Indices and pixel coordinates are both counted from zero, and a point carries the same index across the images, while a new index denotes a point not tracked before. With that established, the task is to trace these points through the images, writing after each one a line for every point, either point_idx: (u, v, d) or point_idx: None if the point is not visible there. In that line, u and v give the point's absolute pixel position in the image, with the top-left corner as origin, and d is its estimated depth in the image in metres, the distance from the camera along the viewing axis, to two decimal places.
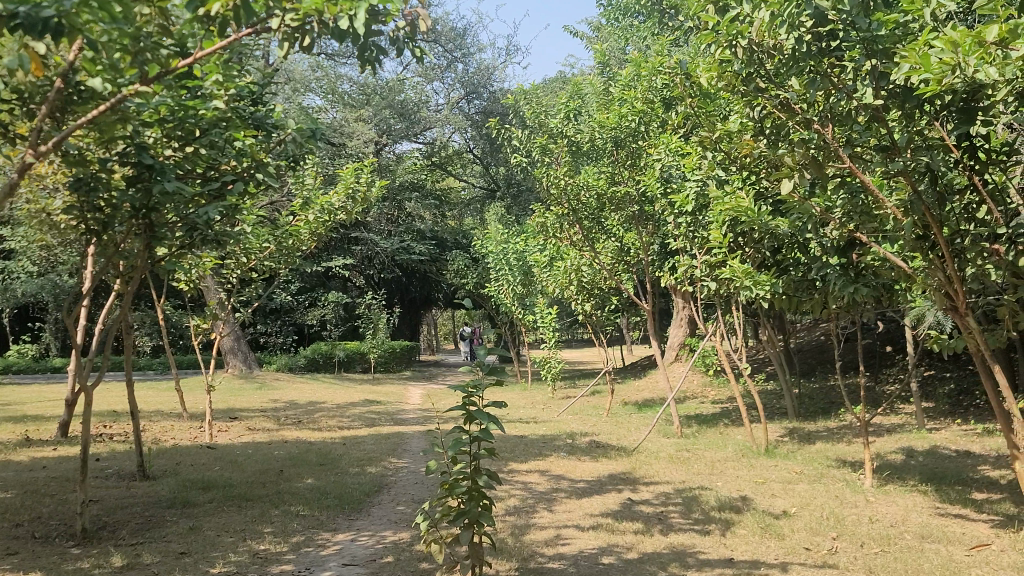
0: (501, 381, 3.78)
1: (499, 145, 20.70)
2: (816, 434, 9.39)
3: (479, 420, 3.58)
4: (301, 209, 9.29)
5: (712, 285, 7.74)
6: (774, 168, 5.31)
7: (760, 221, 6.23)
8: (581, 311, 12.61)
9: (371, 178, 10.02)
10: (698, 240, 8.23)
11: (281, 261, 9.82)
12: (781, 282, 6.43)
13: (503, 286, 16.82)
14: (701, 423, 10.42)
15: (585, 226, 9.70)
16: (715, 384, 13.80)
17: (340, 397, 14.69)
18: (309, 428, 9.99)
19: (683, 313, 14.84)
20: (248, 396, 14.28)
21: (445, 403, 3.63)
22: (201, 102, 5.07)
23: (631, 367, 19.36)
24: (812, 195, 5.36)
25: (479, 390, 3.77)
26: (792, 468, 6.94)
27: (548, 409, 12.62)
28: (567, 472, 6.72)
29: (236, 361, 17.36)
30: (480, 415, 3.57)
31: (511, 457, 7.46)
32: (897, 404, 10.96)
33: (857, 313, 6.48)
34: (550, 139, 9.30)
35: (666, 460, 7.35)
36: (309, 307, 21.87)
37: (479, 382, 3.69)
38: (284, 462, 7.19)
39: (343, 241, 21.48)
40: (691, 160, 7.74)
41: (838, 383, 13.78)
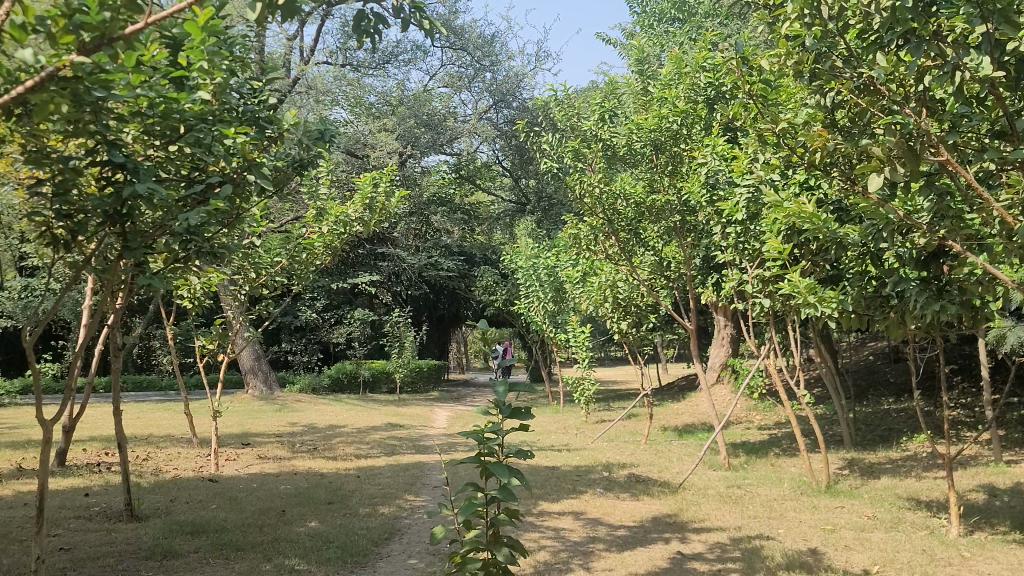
0: (524, 422, 3.05)
1: (529, 157, 20.03)
2: (879, 466, 8.50)
3: (498, 475, 2.84)
4: (314, 220, 8.68)
5: (766, 302, 6.95)
6: (850, 164, 4.51)
7: (827, 230, 5.43)
8: (616, 330, 11.84)
9: (391, 188, 9.36)
10: (748, 252, 7.45)
11: (294, 277, 9.17)
12: (849, 298, 5.62)
13: (533, 304, 16.12)
14: (750, 453, 9.58)
15: (622, 239, 8.90)
16: (760, 409, 12.93)
17: (363, 420, 13.97)
18: (325, 456, 9.28)
19: (725, 332, 14.01)
20: (266, 419, 13.62)
21: (453, 457, 2.93)
22: (187, 94, 4.42)
23: (668, 389, 18.50)
24: (891, 196, 4.59)
25: (498, 434, 3.03)
26: (863, 511, 6.08)
27: (582, 435, 11.82)
28: (605, 515, 5.91)
29: (256, 382, 16.72)
30: (493, 467, 2.87)
31: (541, 494, 6.68)
32: (963, 433, 10.04)
33: (938, 334, 5.65)
34: (582, 143, 8.53)
35: (716, 501, 6.51)
36: (335, 325, 21.25)
37: (492, 429, 2.99)
38: (289, 499, 6.46)
39: (370, 257, 20.93)
40: (742, 164, 7.01)
41: (893, 408, 12.84)
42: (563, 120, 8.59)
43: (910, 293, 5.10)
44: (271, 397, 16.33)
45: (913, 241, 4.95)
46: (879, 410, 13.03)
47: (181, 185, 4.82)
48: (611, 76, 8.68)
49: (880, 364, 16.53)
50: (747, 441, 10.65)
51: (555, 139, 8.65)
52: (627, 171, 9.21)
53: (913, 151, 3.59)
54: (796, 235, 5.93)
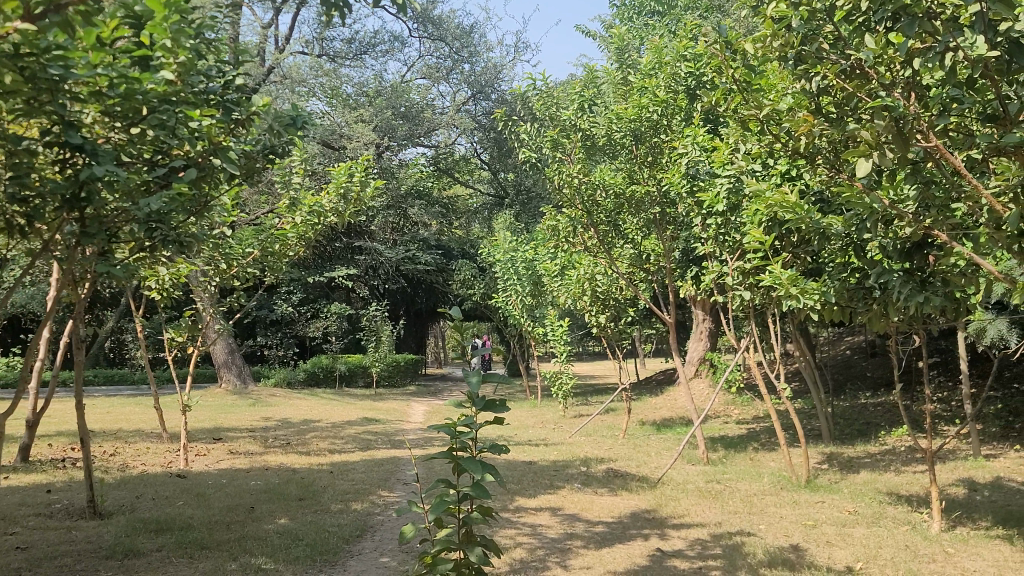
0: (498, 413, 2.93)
1: (508, 150, 19.86)
2: (858, 461, 8.45)
3: (471, 470, 2.71)
4: (286, 210, 8.47)
5: (746, 295, 6.84)
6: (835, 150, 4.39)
7: (809, 221, 5.32)
8: (595, 324, 11.73)
9: (365, 178, 9.17)
10: (729, 244, 7.34)
11: (266, 268, 8.97)
12: (831, 290, 5.52)
13: (511, 297, 16.00)
14: (729, 447, 9.50)
15: (601, 232, 8.76)
16: (738, 403, 12.87)
17: (337, 414, 13.77)
18: (298, 451, 9.09)
19: (703, 326, 13.92)
20: (239, 413, 13.40)
21: (424, 453, 2.80)
22: (150, 74, 4.21)
23: (646, 383, 18.46)
24: (876, 184, 4.49)
25: (471, 426, 2.91)
26: (844, 506, 6.00)
27: (560, 429, 11.72)
28: (583, 510, 5.79)
29: (230, 376, 16.44)
30: (464, 462, 2.75)
31: (518, 489, 6.55)
32: (941, 427, 10.03)
33: (920, 327, 5.56)
34: (561, 133, 8.36)
35: (695, 496, 6.41)
36: (311, 319, 20.99)
37: (465, 423, 2.86)
38: (259, 496, 6.28)
39: (347, 250, 20.69)
40: (723, 155, 6.90)
41: (871, 403, 12.84)
42: (541, 110, 8.43)
43: (893, 284, 5.01)
44: (245, 391, 16.08)
45: (897, 232, 4.85)
46: (856, 405, 13.03)
47: (144, 169, 4.63)
48: (590, 65, 8.53)
49: (858, 359, 16.56)
50: (725, 435, 10.59)
51: (533, 128, 8.48)
52: (606, 163, 9.08)
53: (904, 137, 3.48)
54: (778, 225, 5.82)
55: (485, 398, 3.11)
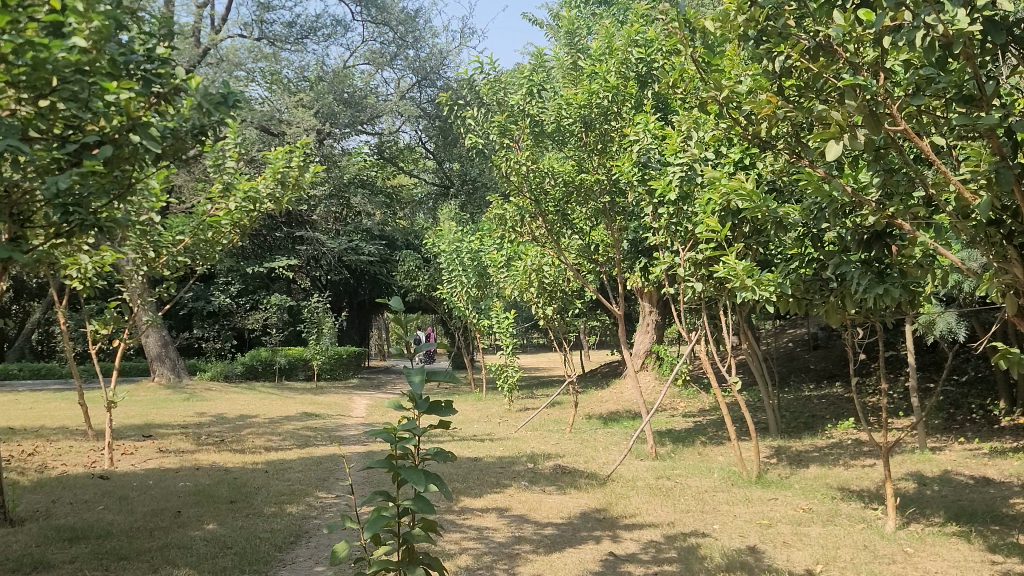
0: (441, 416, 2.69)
1: (453, 138, 19.47)
2: (806, 454, 8.37)
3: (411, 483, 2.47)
4: (219, 195, 8.01)
5: (698, 286, 6.68)
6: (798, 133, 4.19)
7: (767, 210, 5.15)
8: (542, 316, 11.50)
9: (304, 163, 8.78)
10: (681, 234, 7.15)
11: (198, 257, 8.51)
12: (788, 282, 5.35)
13: (455, 289, 15.71)
14: (677, 442, 9.35)
15: (550, 221, 8.49)
16: (685, 396, 12.78)
17: (276, 409, 13.33)
18: (232, 449, 8.67)
19: (650, 318, 13.81)
20: (171, 409, 12.88)
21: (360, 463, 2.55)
22: (60, 40, 3.79)
23: (591, 376, 18.35)
24: (837, 172, 4.34)
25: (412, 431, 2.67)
26: (798, 504, 5.85)
27: (506, 423, 11.47)
28: (531, 511, 5.54)
29: (163, 369, 15.80)
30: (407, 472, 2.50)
31: (463, 489, 6.27)
32: (885, 420, 10.03)
33: (877, 320, 5.43)
34: (509, 118, 8.04)
35: (646, 493, 6.22)
36: (250, 310, 20.39)
37: (407, 429, 2.61)
38: (188, 498, 5.91)
39: (288, 240, 20.13)
40: (675, 143, 6.73)
41: (816, 396, 12.86)
42: (488, 94, 8.11)
43: (853, 275, 4.88)
44: (179, 385, 15.49)
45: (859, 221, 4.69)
46: (801, 397, 13.05)
47: (55, 145, 4.23)
48: (539, 49, 8.24)
49: (802, 352, 16.63)
50: (673, 429, 10.46)
51: (480, 113, 8.16)
52: (554, 150, 8.83)
53: (877, 118, 3.32)
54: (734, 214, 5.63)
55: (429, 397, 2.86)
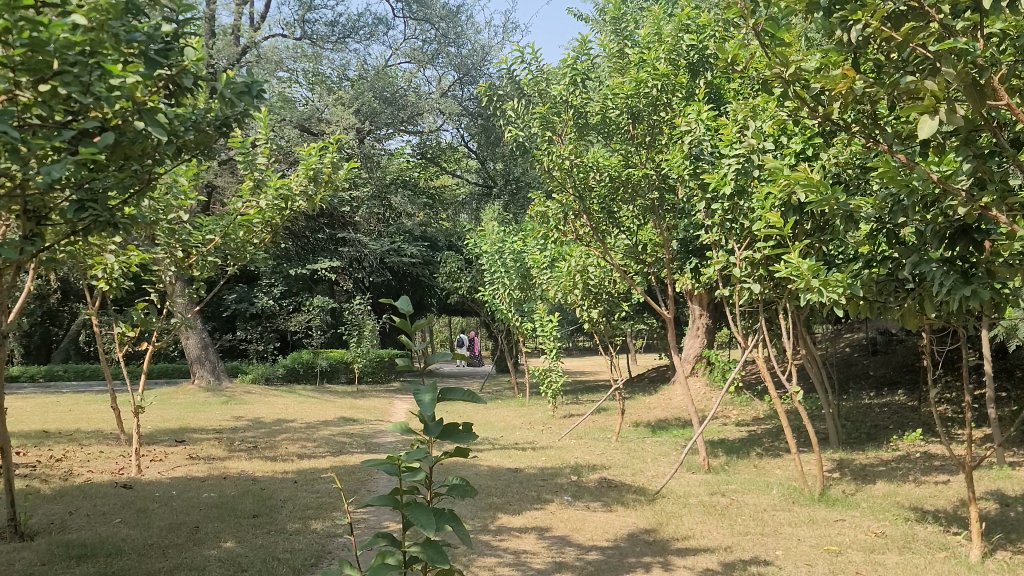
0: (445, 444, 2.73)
1: (496, 137, 19.18)
2: (872, 469, 7.80)
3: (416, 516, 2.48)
4: (250, 193, 7.73)
5: (757, 287, 6.19)
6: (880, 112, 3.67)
7: (836, 202, 4.63)
8: (586, 319, 11.04)
9: (338, 160, 8.45)
10: (736, 231, 6.63)
11: (228, 258, 8.21)
12: (859, 283, 4.83)
13: (498, 291, 15.34)
14: (730, 453, 8.83)
15: (594, 219, 8.01)
16: (737, 404, 12.20)
17: (315, 413, 13.06)
18: (264, 456, 8.37)
19: (700, 322, 13.28)
20: (209, 412, 12.69)
21: (365, 503, 2.50)
22: (60, 21, 3.46)
23: (639, 381, 17.79)
24: (920, 157, 3.83)
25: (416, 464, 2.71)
26: (868, 527, 5.33)
27: (549, 431, 11.03)
28: (573, 532, 5.10)
29: (203, 371, 15.64)
30: (412, 515, 2.45)
31: (501, 505, 5.85)
32: (956, 432, 9.38)
33: (958, 325, 4.88)
34: (551, 110, 7.61)
35: (699, 512, 5.74)
36: (293, 313, 20.23)
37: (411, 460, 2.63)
38: (208, 512, 5.57)
39: (331, 241, 19.96)
40: (730, 133, 6.28)
41: (877, 405, 12.18)
42: (529, 86, 7.68)
43: (932, 275, 4.37)
44: (219, 388, 15.33)
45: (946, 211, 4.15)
46: (860, 406, 12.40)
47: (52, 133, 3.90)
48: (584, 38, 7.79)
49: (860, 358, 15.90)
50: (725, 439, 9.92)
51: (522, 105, 7.72)
52: (600, 145, 8.38)
53: (978, 90, 2.83)
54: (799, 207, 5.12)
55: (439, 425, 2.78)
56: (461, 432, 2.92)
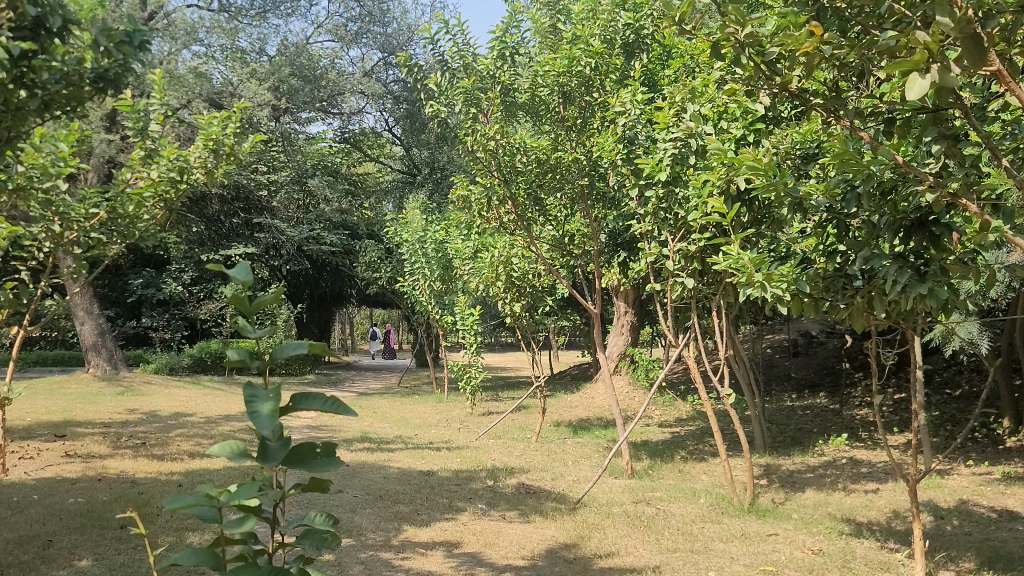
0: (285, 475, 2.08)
1: (421, 124, 18.58)
2: (800, 475, 7.49)
3: None
4: (139, 163, 6.99)
5: (690, 282, 5.77)
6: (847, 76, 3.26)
7: (785, 188, 4.25)
8: (508, 313, 10.53)
9: (241, 132, 7.72)
10: (670, 221, 6.21)
11: (113, 237, 7.39)
12: (806, 277, 4.46)
13: (418, 282, 14.74)
14: (655, 456, 8.44)
15: (520, 205, 7.41)
16: (661, 404, 11.88)
17: (217, 406, 12.25)
18: (151, 455, 7.61)
19: (625, 319, 12.93)
20: (99, 404, 11.76)
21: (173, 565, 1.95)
22: None
23: (560, 378, 17.42)
24: (885, 135, 3.44)
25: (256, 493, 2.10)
26: (803, 543, 4.95)
27: (466, 429, 10.50)
28: (486, 548, 4.57)
29: (99, 360, 14.57)
30: None
31: (409, 514, 5.30)
32: (879, 438, 9.20)
33: (909, 328, 4.54)
34: (477, 85, 6.98)
35: (624, 524, 5.28)
36: (204, 301, 19.27)
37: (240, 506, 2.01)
38: (69, 522, 4.86)
39: (245, 226, 18.67)
40: (666, 116, 5.88)
41: (800, 408, 12.02)
42: (454, 58, 7.13)
43: (886, 269, 3.99)
44: (115, 378, 14.31)
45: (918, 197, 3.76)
46: (783, 408, 12.22)
47: None
48: (514, 10, 7.25)
49: (782, 360, 15.86)
50: (649, 441, 9.56)
51: (445, 78, 7.12)
52: (527, 127, 7.85)
53: (977, 47, 2.40)
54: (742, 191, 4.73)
55: (283, 443, 2.12)
56: (322, 455, 2.21)
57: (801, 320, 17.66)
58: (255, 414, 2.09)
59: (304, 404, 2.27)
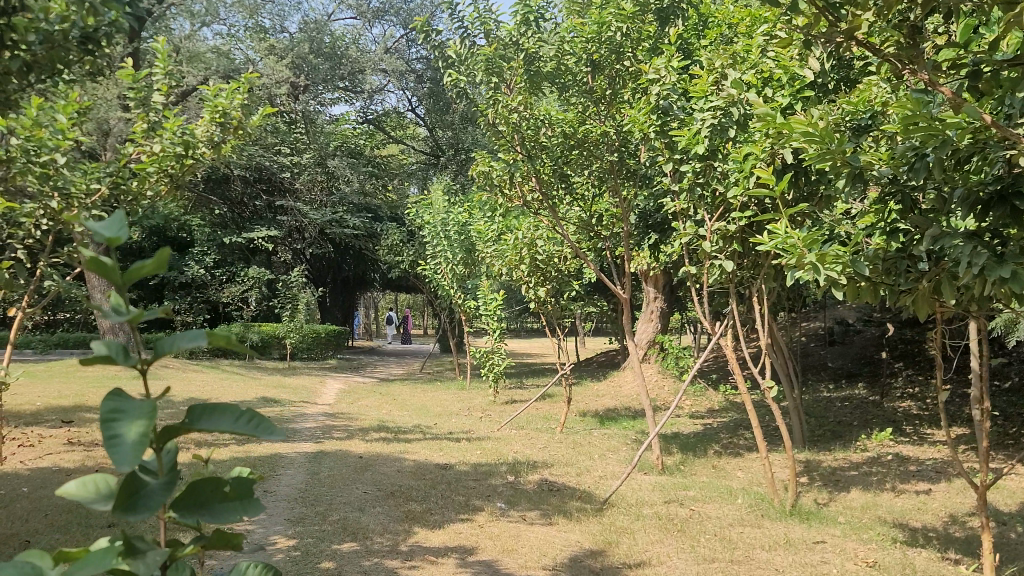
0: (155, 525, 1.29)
1: (445, 104, 18.10)
2: (843, 473, 6.99)
3: None
4: (142, 136, 6.55)
5: (730, 265, 5.33)
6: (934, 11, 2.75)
7: (843, 155, 3.75)
8: (532, 298, 10.08)
9: (251, 105, 7.33)
10: (707, 199, 5.73)
11: (114, 214, 6.98)
12: (864, 259, 3.96)
13: (440, 266, 14.32)
14: (686, 451, 7.96)
15: (544, 183, 6.94)
16: (692, 395, 11.38)
17: (233, 391, 11.94)
18: None
19: (654, 305, 12.45)
20: (114, 388, 11.50)
21: None
22: None
23: (586, 365, 16.98)
24: (971, 88, 2.93)
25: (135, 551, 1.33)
26: (856, 555, 4.47)
27: (488, 418, 10.10)
28: (503, 555, 4.14)
29: (116, 342, 14.31)
30: None
31: (422, 514, 4.90)
32: (925, 435, 8.66)
33: (981, 316, 4.03)
34: (499, 53, 6.54)
35: (655, 528, 4.83)
36: (226, 283, 18.83)
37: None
38: (55, 520, 4.51)
39: (269, 210, 18.75)
40: (704, 84, 5.41)
41: (839, 400, 11.47)
42: (475, 23, 6.65)
43: (958, 250, 3.46)
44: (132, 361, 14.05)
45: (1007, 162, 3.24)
46: (819, 399, 11.68)
47: None
48: None
49: (816, 349, 15.29)
50: (679, 433, 9.09)
51: (465, 46, 6.66)
52: (553, 100, 7.39)
53: None
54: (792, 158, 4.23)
55: (168, 484, 1.33)
56: (228, 499, 1.42)
57: (837, 307, 17.05)
58: (117, 443, 1.20)
59: (203, 419, 1.42)
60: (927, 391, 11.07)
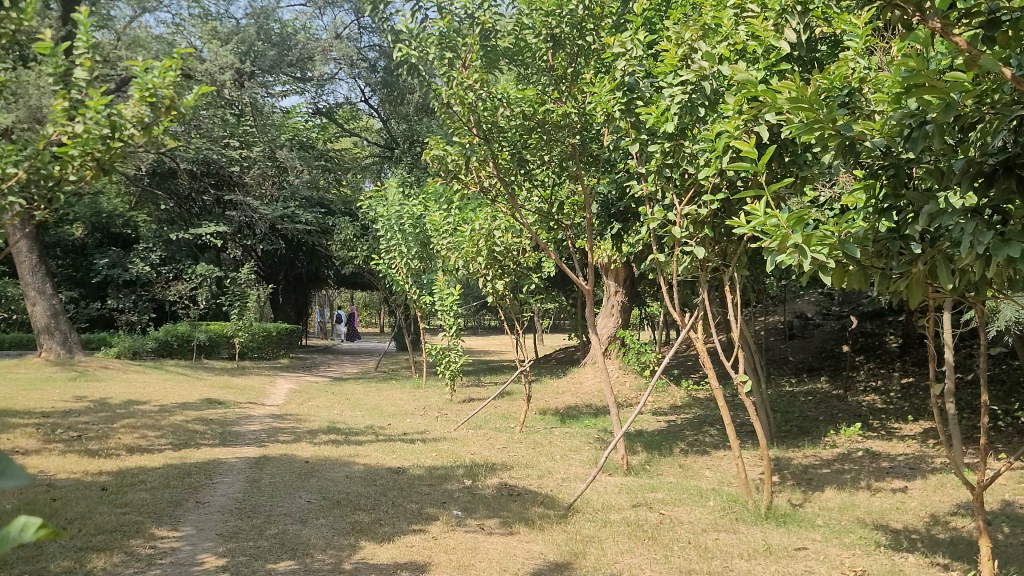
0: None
1: (399, 94, 17.65)
2: (815, 471, 6.69)
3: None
4: (63, 117, 5.88)
5: (702, 251, 4.98)
6: None
7: (833, 122, 3.41)
8: (491, 292, 9.67)
9: (185, 85, 6.79)
10: (677, 181, 5.39)
11: (34, 203, 6.31)
12: (854, 239, 3.64)
13: (394, 260, 13.84)
14: (652, 449, 7.62)
15: (503, 167, 6.54)
16: (653, 391, 11.08)
17: (176, 393, 11.34)
18: (87, 450, 6.73)
19: (615, 300, 12.05)
20: (47, 390, 10.83)
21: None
22: None
23: (545, 362, 16.64)
24: (989, 39, 2.61)
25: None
26: (841, 562, 4.13)
27: (445, 418, 9.67)
28: (458, 573, 3.73)
29: (53, 343, 13.66)
30: None
31: (371, 526, 4.47)
32: (893, 429, 8.44)
33: (976, 301, 3.74)
34: (452, 27, 6.10)
35: (624, 536, 4.45)
36: (172, 282, 18.03)
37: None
38: None
39: (217, 205, 17.86)
40: (673, 57, 5.06)
41: (803, 395, 11.26)
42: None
43: (960, 228, 3.14)
44: (70, 362, 13.37)
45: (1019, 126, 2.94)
46: (783, 394, 11.44)
47: None
48: None
49: (777, 344, 15.13)
50: (643, 431, 8.76)
51: (417, 21, 6.21)
52: (508, 80, 7.02)
53: None
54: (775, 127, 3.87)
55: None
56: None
57: (796, 301, 16.88)
58: None
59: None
60: (890, 384, 10.89)
